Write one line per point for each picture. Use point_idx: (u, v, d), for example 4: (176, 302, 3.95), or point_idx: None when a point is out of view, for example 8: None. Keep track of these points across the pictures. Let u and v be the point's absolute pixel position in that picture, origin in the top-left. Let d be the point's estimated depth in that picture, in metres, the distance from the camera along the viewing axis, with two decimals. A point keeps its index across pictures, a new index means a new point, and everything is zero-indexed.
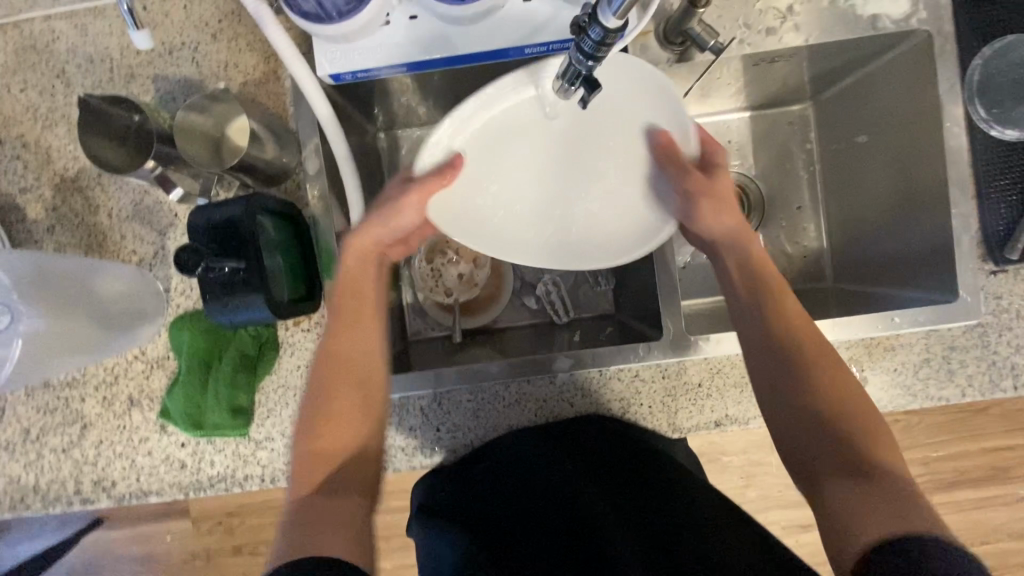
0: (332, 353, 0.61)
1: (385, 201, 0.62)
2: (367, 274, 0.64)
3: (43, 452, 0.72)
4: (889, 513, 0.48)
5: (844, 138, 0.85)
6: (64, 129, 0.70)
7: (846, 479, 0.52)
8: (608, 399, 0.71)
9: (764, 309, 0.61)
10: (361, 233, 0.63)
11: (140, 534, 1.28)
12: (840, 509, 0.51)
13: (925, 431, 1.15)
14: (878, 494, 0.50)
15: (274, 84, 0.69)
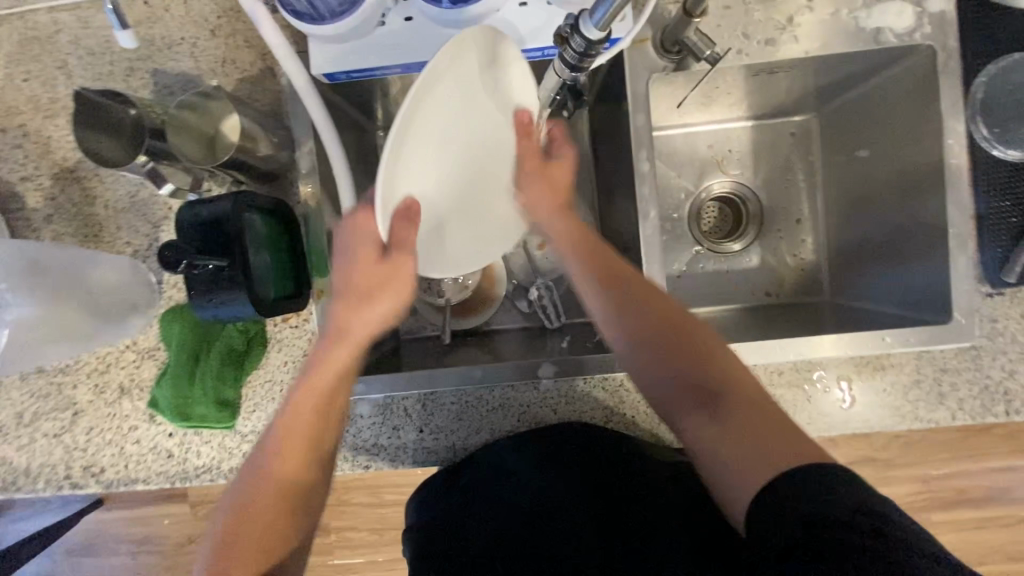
0: (290, 434, 0.56)
1: (375, 284, 0.55)
2: (343, 362, 0.58)
3: (36, 436, 0.74)
4: (752, 450, 0.49)
5: (845, 151, 0.84)
6: (65, 120, 0.72)
7: (703, 416, 0.52)
8: (592, 407, 0.71)
9: (626, 300, 0.57)
10: (346, 318, 0.56)
11: (137, 517, 1.30)
12: (711, 463, 0.51)
13: (924, 449, 1.14)
14: (745, 426, 0.50)
15: (271, 82, 0.69)
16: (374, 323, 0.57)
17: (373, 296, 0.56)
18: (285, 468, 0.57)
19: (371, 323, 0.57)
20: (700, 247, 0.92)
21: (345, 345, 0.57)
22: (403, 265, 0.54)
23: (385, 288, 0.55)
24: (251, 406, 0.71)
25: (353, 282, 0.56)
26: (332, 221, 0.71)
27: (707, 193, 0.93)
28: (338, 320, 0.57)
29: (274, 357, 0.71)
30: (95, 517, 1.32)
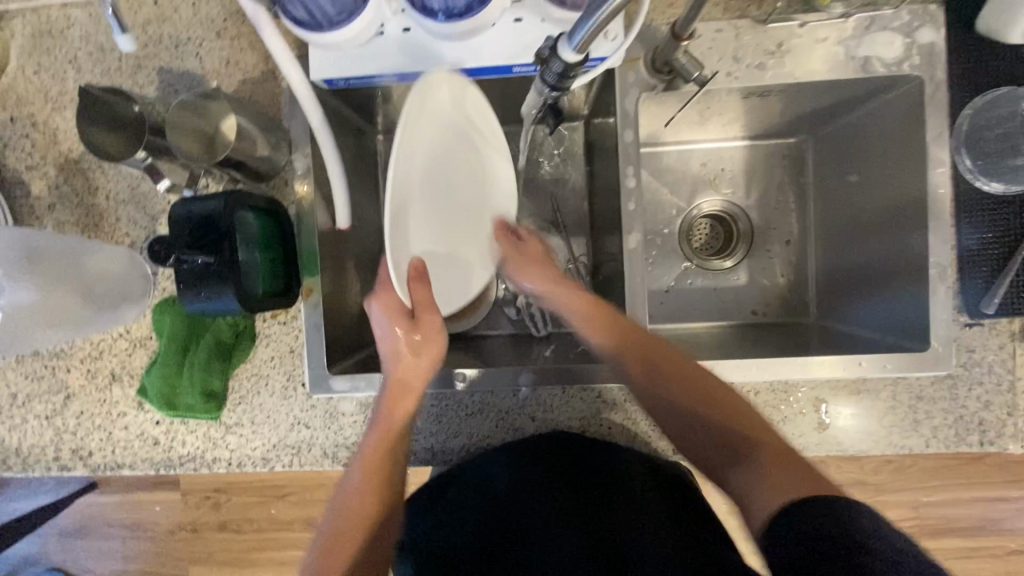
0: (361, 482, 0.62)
1: (422, 340, 0.64)
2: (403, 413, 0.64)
3: (28, 418, 0.76)
4: (799, 480, 0.50)
5: (836, 176, 0.84)
6: (72, 112, 0.74)
7: (740, 468, 0.54)
8: (569, 417, 0.73)
9: (628, 361, 0.64)
10: (405, 372, 0.64)
11: (128, 502, 1.32)
12: (748, 503, 0.52)
13: (914, 474, 1.13)
14: (779, 461, 0.52)
15: (272, 84, 0.71)
16: (423, 372, 0.65)
17: (414, 347, 0.64)
18: (359, 514, 0.61)
19: (419, 372, 0.65)
20: (689, 263, 0.93)
21: (407, 395, 0.64)
22: (430, 318, 0.63)
23: (423, 338, 0.64)
24: (237, 398, 0.73)
25: (400, 344, 0.64)
26: (325, 221, 0.73)
27: (698, 211, 0.94)
28: (393, 376, 0.64)
29: (261, 352, 0.73)
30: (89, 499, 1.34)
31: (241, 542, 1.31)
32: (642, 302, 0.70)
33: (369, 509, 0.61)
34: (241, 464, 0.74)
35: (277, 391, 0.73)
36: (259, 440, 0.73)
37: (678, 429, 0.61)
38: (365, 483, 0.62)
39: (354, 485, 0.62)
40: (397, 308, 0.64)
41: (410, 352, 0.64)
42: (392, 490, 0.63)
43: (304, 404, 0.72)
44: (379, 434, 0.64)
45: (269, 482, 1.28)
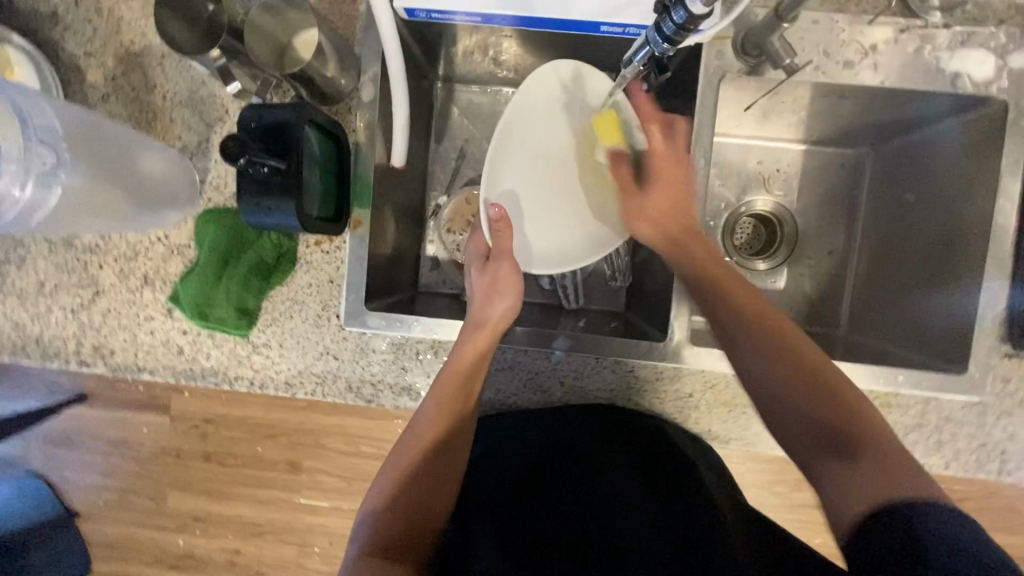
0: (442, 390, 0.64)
1: (501, 275, 0.66)
2: (484, 340, 0.66)
3: (53, 308, 0.75)
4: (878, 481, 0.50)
5: (891, 193, 0.85)
6: (139, 4, 0.72)
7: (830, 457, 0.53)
8: (598, 386, 0.74)
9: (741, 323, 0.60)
10: (480, 305, 0.66)
11: (114, 419, 1.30)
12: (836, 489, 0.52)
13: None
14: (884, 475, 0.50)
15: (349, 6, 0.70)
16: (501, 312, 0.66)
17: (490, 288, 0.66)
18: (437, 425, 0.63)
19: (496, 309, 0.66)
20: (729, 259, 0.92)
21: (483, 328, 0.66)
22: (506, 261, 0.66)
23: (496, 279, 0.65)
24: (269, 319, 0.72)
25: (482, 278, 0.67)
26: (383, 155, 0.71)
27: (747, 208, 0.92)
28: (473, 314, 0.66)
29: (299, 278, 0.72)
30: (73, 413, 1.31)
31: (224, 474, 1.31)
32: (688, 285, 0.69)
33: (438, 437, 0.62)
34: (264, 385, 0.73)
35: (310, 318, 0.72)
36: (285, 364, 0.73)
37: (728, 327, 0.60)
38: (435, 413, 0.63)
39: (428, 413, 0.63)
40: (479, 253, 0.69)
41: (489, 293, 0.66)
42: (461, 424, 0.63)
43: (335, 336, 0.72)
44: (449, 374, 0.64)
45: (259, 420, 1.27)
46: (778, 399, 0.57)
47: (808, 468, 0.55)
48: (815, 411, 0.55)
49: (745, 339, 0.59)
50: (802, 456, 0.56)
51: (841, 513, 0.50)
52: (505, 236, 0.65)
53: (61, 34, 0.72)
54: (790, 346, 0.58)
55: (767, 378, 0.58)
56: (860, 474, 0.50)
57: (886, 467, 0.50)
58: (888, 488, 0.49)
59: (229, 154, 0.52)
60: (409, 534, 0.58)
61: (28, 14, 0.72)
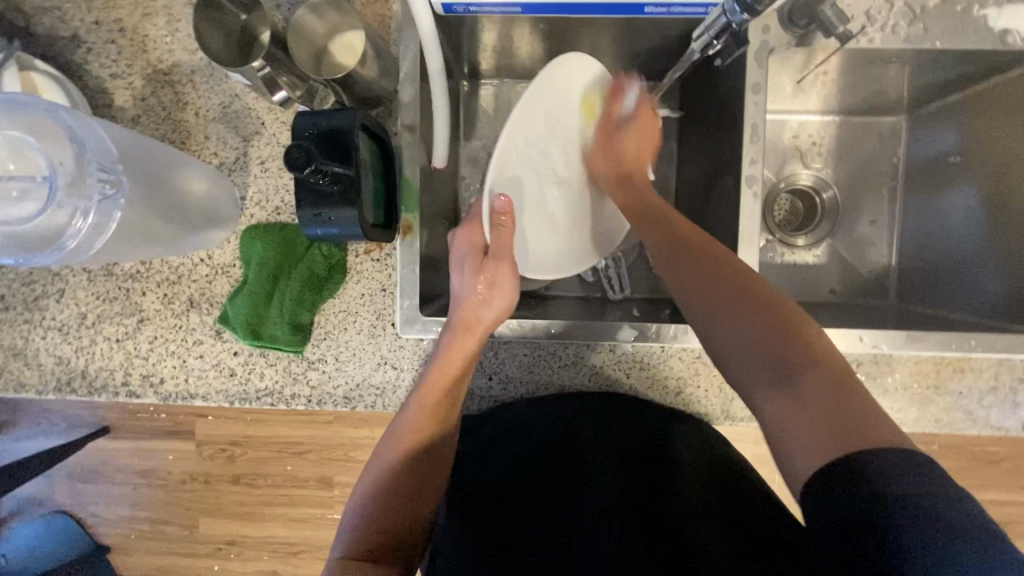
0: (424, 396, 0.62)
1: (489, 270, 0.63)
2: (468, 342, 0.63)
3: (97, 340, 0.72)
4: (833, 421, 0.42)
5: (932, 156, 0.84)
6: (164, 21, 0.70)
7: (774, 389, 0.46)
8: (665, 376, 0.73)
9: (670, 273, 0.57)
10: (465, 304, 0.64)
11: (141, 449, 1.27)
12: (781, 442, 0.44)
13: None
14: (825, 405, 0.43)
15: (383, 7, 0.68)
16: (492, 314, 0.64)
17: (486, 289, 0.64)
18: (417, 424, 0.61)
19: (490, 311, 0.64)
20: (770, 238, 0.92)
21: (473, 331, 0.64)
22: (506, 267, 0.63)
23: (493, 279, 0.63)
24: (323, 333, 0.70)
25: (473, 283, 0.64)
26: (427, 155, 0.69)
27: (788, 183, 0.92)
28: (461, 317, 0.64)
29: (351, 289, 0.70)
30: (95, 446, 1.28)
31: (257, 496, 1.28)
32: (752, 263, 0.67)
33: (422, 440, 0.61)
34: (322, 402, 0.71)
35: (365, 329, 0.70)
36: (342, 378, 0.71)
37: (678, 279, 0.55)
38: (416, 418, 0.61)
39: (410, 417, 0.62)
40: (474, 248, 0.66)
41: (483, 296, 0.64)
42: (444, 428, 0.62)
43: (392, 345, 0.70)
44: (432, 379, 0.62)
45: (289, 438, 1.24)
46: (710, 329, 0.52)
47: (750, 398, 0.48)
48: (763, 340, 0.48)
49: (689, 262, 0.55)
50: (742, 382, 0.49)
51: (792, 462, 0.43)
52: (506, 234, 0.62)
53: (84, 57, 0.70)
54: (731, 276, 0.53)
55: (705, 303, 0.53)
56: (808, 401, 0.44)
57: (844, 402, 0.43)
58: (841, 430, 0.41)
59: (295, 166, 0.51)
60: (391, 538, 0.57)
61: (48, 38, 0.70)
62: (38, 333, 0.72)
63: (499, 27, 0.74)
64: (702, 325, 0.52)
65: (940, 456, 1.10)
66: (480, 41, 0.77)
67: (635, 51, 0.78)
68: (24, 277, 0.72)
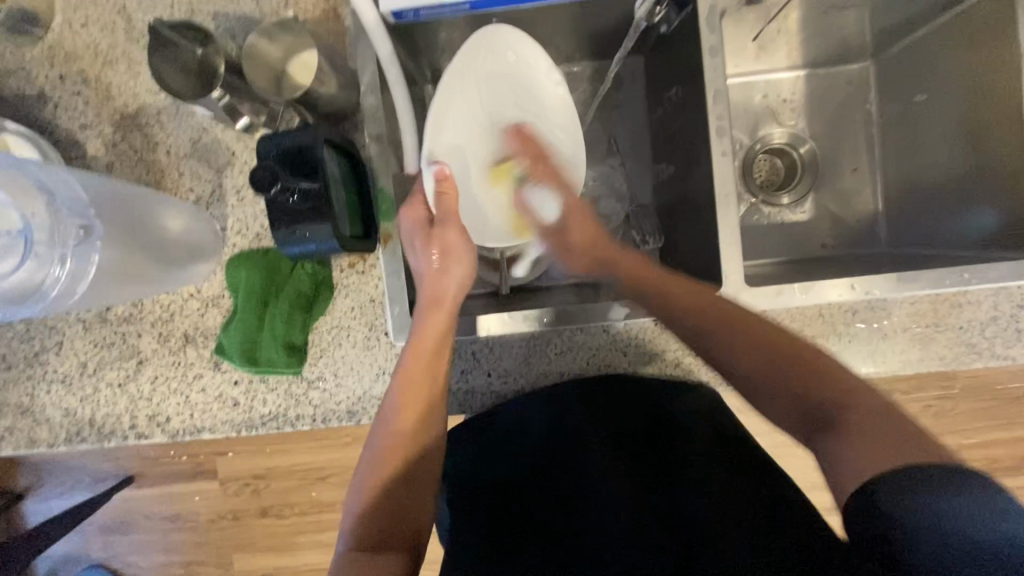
0: (408, 376, 0.61)
1: (444, 246, 0.63)
2: (437, 320, 0.62)
3: (100, 386, 0.73)
4: (908, 450, 0.46)
5: (901, 98, 0.84)
6: (125, 66, 0.71)
7: (824, 432, 0.52)
8: (663, 350, 0.72)
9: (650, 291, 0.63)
10: (428, 284, 0.63)
11: (167, 494, 1.29)
12: (833, 467, 0.49)
13: (959, 418, 1.10)
14: (883, 435, 0.48)
15: (335, 22, 0.69)
16: (456, 282, 0.64)
17: (441, 260, 0.63)
18: (407, 415, 0.61)
19: (451, 282, 0.63)
20: (754, 200, 0.92)
21: (442, 310, 0.63)
22: (451, 232, 0.64)
23: (446, 247, 0.63)
24: (318, 351, 0.71)
25: (429, 258, 0.63)
26: (398, 163, 0.70)
27: (762, 144, 0.92)
28: (425, 294, 0.63)
29: (340, 304, 0.70)
30: (122, 498, 1.29)
31: (285, 527, 1.29)
32: (732, 225, 0.67)
33: (411, 428, 0.61)
34: (327, 419, 0.71)
35: (359, 342, 0.71)
36: (343, 393, 0.71)
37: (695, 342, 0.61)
38: (404, 404, 0.61)
39: (396, 404, 0.61)
40: (420, 223, 0.64)
41: (442, 267, 0.63)
42: (432, 414, 0.62)
43: (387, 354, 0.70)
44: (415, 355, 0.62)
45: (312, 465, 1.25)
46: (760, 380, 0.57)
47: (813, 445, 0.53)
48: (795, 396, 0.55)
49: (727, 330, 0.59)
50: (805, 437, 0.54)
51: (844, 485, 0.48)
52: (453, 197, 0.64)
53: (52, 112, 0.71)
54: (709, 305, 0.60)
55: (734, 356, 0.58)
56: (863, 434, 0.48)
57: (883, 432, 0.48)
58: (896, 449, 0.46)
59: (261, 185, 0.53)
60: (394, 528, 0.58)
61: (16, 99, 0.71)
62: (43, 388, 0.73)
63: (452, 27, 0.74)
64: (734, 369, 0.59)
65: (960, 400, 1.09)
66: (438, 44, 0.77)
67: (592, 32, 0.78)
68: (21, 335, 0.73)
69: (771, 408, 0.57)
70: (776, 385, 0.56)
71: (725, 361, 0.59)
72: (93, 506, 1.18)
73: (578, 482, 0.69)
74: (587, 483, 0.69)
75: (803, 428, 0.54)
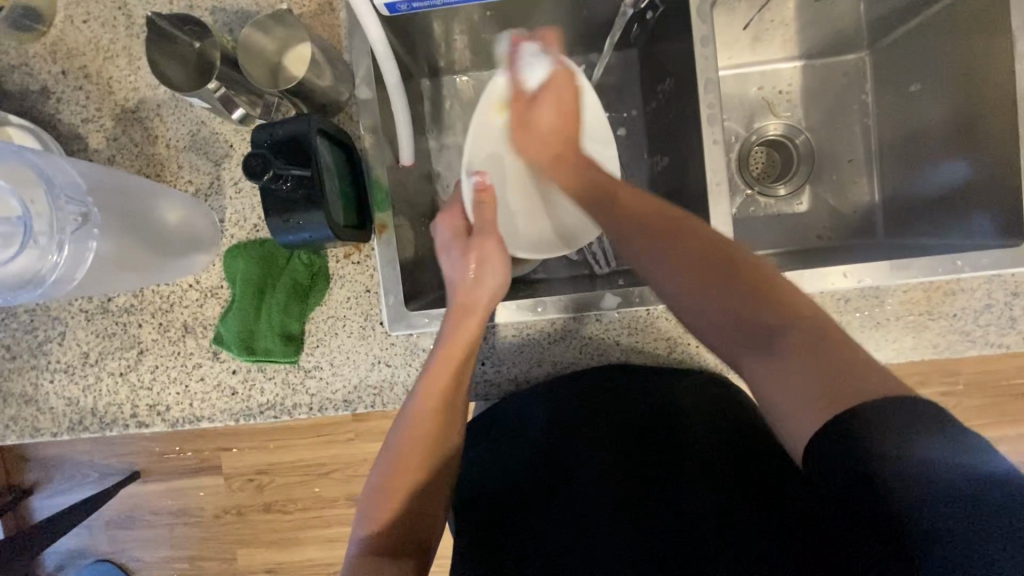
0: (439, 381, 0.59)
1: (481, 256, 0.64)
2: (469, 327, 0.61)
3: (101, 376, 0.74)
4: (842, 389, 0.42)
5: (896, 88, 0.84)
6: (125, 61, 0.72)
7: (751, 353, 0.48)
8: (655, 339, 0.72)
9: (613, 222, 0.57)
10: (461, 289, 0.63)
11: (172, 488, 1.30)
12: (769, 399, 0.46)
13: (965, 413, 1.09)
14: (822, 364, 0.43)
15: (330, 16, 0.70)
16: (490, 289, 0.63)
17: (476, 269, 0.63)
18: (435, 423, 0.59)
19: (485, 291, 0.63)
20: (750, 192, 0.92)
21: (474, 316, 0.62)
22: (488, 244, 0.65)
23: (484, 258, 0.64)
24: (314, 341, 0.72)
25: (465, 266, 0.64)
26: (394, 155, 0.70)
27: (758, 136, 0.92)
28: (459, 299, 0.63)
29: (336, 294, 0.71)
30: (128, 492, 1.31)
31: (289, 521, 1.30)
32: (724, 213, 0.67)
33: (439, 433, 0.59)
34: (323, 408, 0.72)
35: (354, 331, 0.71)
36: (340, 382, 0.72)
37: (640, 262, 0.55)
38: (433, 409, 0.59)
39: (426, 409, 0.59)
40: (457, 231, 0.67)
41: (476, 276, 0.63)
42: (456, 421, 0.61)
43: (383, 343, 0.71)
44: (447, 362, 0.60)
45: (317, 460, 1.26)
46: (682, 303, 0.53)
47: (738, 365, 0.50)
48: (730, 315, 0.50)
49: (653, 249, 0.54)
50: (729, 351, 0.51)
51: (794, 430, 0.44)
52: (489, 210, 0.66)
53: (54, 106, 0.73)
54: (657, 224, 0.54)
55: (666, 265, 0.53)
56: (793, 363, 0.45)
57: (822, 362, 0.43)
58: (838, 384, 0.42)
59: (252, 173, 0.52)
60: (412, 530, 0.57)
61: (20, 94, 0.73)
62: (46, 378, 0.75)
63: (446, 20, 0.75)
64: (660, 283, 0.54)
65: (967, 394, 1.08)
66: (433, 38, 0.78)
67: (585, 24, 0.79)
68: (25, 326, 0.75)
69: (704, 329, 0.52)
70: (707, 315, 0.51)
71: (670, 291, 0.53)
72: (99, 500, 1.20)
73: (574, 477, 0.68)
74: (583, 479, 0.68)
75: (733, 351, 0.50)
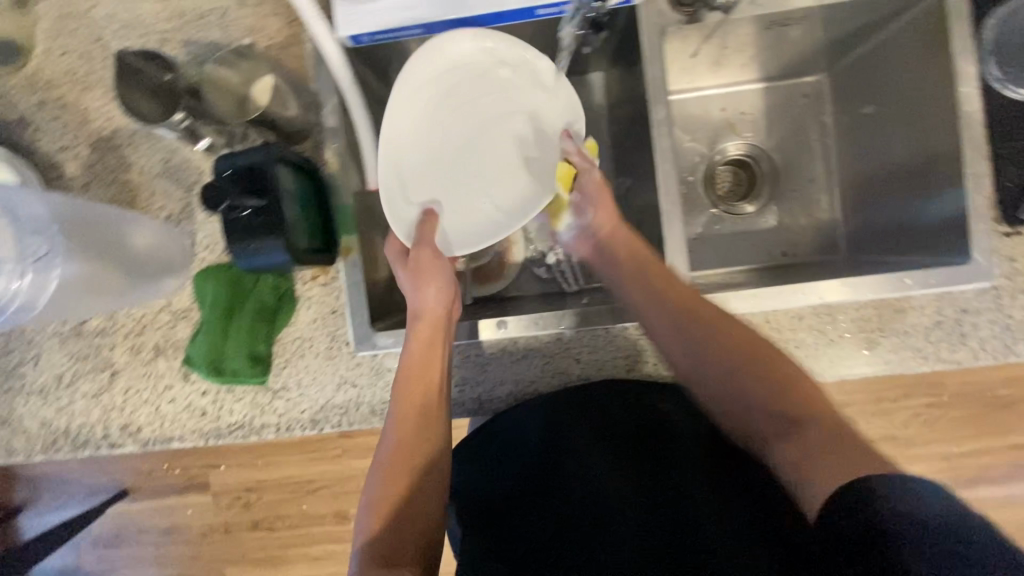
0: (406, 386, 0.62)
1: (424, 266, 0.66)
2: (428, 331, 0.64)
3: (74, 398, 0.76)
4: (851, 457, 0.47)
5: (853, 110, 0.87)
6: (101, 92, 0.75)
7: (780, 442, 0.52)
8: (615, 356, 0.74)
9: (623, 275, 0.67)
10: (412, 300, 0.65)
11: (159, 507, 1.30)
12: (800, 482, 0.49)
13: (949, 425, 1.09)
14: (830, 442, 0.49)
15: (297, 47, 0.73)
16: (437, 295, 0.65)
17: (423, 278, 0.65)
18: (408, 423, 0.60)
19: (434, 296, 0.65)
20: (716, 210, 0.94)
21: (429, 322, 0.65)
22: (426, 255, 0.66)
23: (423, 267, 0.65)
24: (282, 361, 0.73)
25: (409, 279, 0.66)
26: (359, 179, 0.73)
27: (722, 156, 0.95)
28: (413, 311, 0.66)
29: (303, 315, 0.73)
30: (116, 512, 1.31)
31: (276, 539, 1.30)
32: (678, 235, 0.69)
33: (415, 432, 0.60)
34: (291, 428, 0.73)
35: (321, 352, 0.73)
36: (307, 402, 0.73)
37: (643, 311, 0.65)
38: (406, 413, 0.61)
39: (399, 415, 0.61)
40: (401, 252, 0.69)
41: (423, 284, 0.65)
42: (438, 424, 0.61)
43: (349, 363, 0.73)
44: (410, 367, 0.62)
45: (303, 477, 1.27)
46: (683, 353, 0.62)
47: (768, 451, 0.54)
48: (743, 392, 0.57)
49: (655, 311, 0.64)
50: (757, 435, 0.56)
51: (809, 490, 0.47)
52: (428, 228, 0.68)
53: (32, 135, 0.75)
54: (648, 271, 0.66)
55: (652, 312, 0.64)
56: (807, 444, 0.50)
57: (833, 439, 0.49)
58: (857, 456, 0.46)
59: (207, 203, 0.57)
60: (409, 534, 0.55)
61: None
62: (22, 399, 0.76)
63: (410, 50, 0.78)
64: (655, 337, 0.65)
65: (950, 406, 1.09)
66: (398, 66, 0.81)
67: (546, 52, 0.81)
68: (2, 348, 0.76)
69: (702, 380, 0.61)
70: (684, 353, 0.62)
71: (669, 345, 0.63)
72: (87, 519, 1.21)
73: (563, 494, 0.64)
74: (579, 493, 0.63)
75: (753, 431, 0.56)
